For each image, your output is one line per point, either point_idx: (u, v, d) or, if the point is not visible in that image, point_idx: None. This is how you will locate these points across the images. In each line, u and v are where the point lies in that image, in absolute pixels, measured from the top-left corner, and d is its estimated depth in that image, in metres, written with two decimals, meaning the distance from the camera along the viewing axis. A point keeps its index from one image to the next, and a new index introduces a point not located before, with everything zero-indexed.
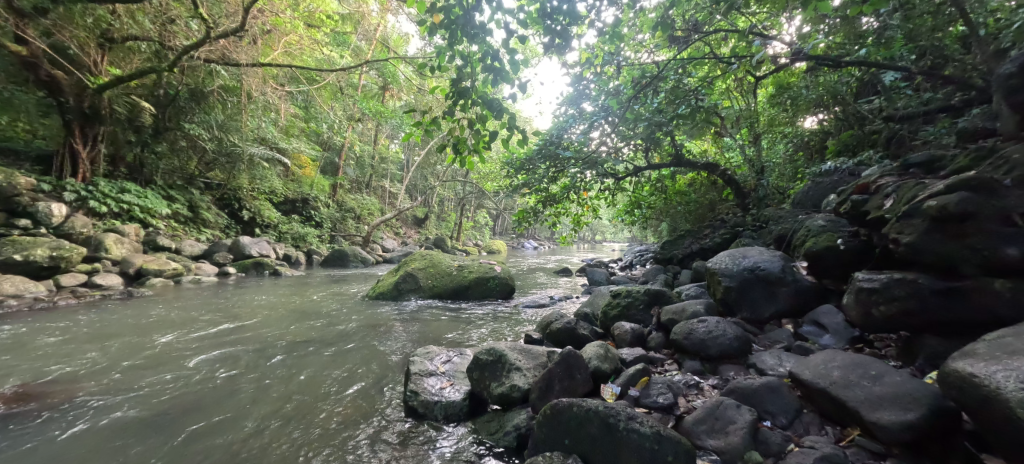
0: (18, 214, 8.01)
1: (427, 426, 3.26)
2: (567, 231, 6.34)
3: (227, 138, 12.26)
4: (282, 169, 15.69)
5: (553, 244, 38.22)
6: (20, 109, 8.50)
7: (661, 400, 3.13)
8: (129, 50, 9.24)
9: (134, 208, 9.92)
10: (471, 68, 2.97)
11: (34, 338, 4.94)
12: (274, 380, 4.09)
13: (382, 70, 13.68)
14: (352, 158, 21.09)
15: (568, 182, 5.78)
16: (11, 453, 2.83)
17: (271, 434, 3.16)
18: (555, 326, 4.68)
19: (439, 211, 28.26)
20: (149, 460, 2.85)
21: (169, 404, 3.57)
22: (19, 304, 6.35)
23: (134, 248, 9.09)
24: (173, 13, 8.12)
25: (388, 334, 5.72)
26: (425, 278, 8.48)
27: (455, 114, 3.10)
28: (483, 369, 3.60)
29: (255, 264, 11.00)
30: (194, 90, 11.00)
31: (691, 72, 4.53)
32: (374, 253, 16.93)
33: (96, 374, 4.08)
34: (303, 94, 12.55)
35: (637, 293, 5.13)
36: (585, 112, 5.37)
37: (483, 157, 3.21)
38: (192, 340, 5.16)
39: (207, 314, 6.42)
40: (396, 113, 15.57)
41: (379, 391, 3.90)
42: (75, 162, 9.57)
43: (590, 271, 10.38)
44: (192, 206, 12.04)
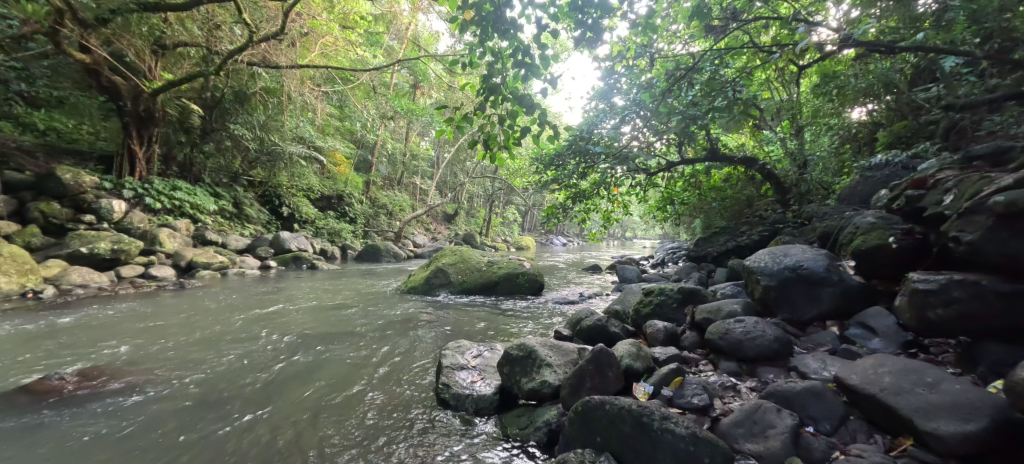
0: (83, 210, 8.67)
1: (458, 418, 3.31)
2: (597, 227, 6.25)
3: (269, 137, 12.78)
4: (319, 167, 16.25)
5: (582, 240, 37.89)
6: (84, 113, 9.81)
7: (696, 401, 3.06)
8: (180, 56, 9.79)
9: (185, 204, 10.53)
10: (501, 64, 2.98)
11: (99, 325, 5.35)
12: (313, 369, 4.26)
13: (413, 68, 13.90)
14: (384, 155, 21.58)
15: (598, 177, 5.68)
16: (79, 427, 3.08)
17: (309, 421, 3.27)
18: (586, 322, 4.63)
19: (468, 207, 28.53)
20: (199, 439, 3.02)
21: (217, 389, 3.76)
22: (85, 293, 6.87)
23: (185, 242, 9.69)
24: (218, 19, 8.80)
25: (420, 327, 5.84)
26: (455, 273, 8.60)
27: (486, 110, 3.10)
28: (514, 365, 3.61)
29: (294, 258, 11.44)
30: (238, 93, 11.52)
31: (729, 62, 4.38)
32: (406, 248, 17.33)
33: (153, 359, 4.37)
34: (339, 94, 12.93)
35: (670, 292, 5.01)
36: (616, 106, 5.31)
37: (512, 154, 3.20)
38: (238, 330, 5.43)
39: (250, 305, 6.74)
40: (427, 111, 15.79)
41: (412, 383, 3.98)
42: (133, 162, 10.16)
43: (620, 268, 10.24)
44: (236, 202, 12.66)
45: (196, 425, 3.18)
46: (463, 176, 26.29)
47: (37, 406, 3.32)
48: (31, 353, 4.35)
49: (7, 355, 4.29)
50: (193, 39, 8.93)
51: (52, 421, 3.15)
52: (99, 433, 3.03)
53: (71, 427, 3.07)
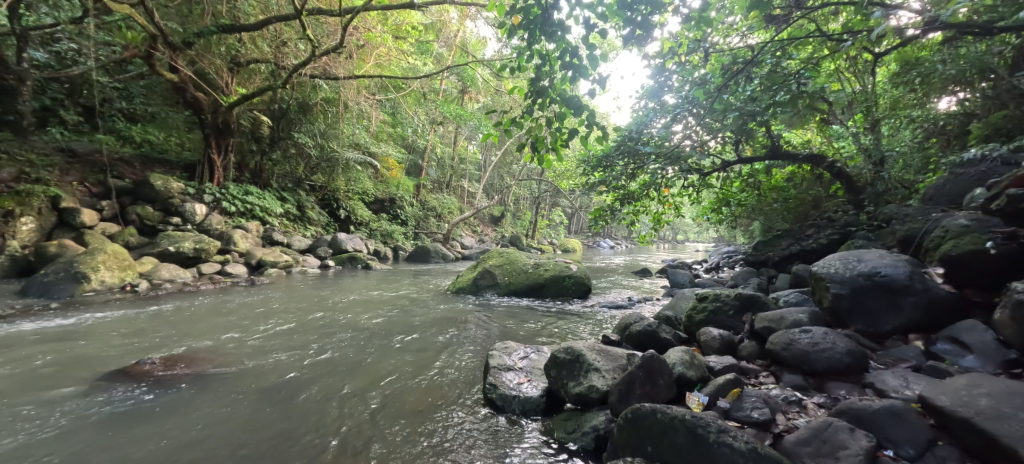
0: (171, 212, 9.61)
1: (505, 419, 3.31)
2: (647, 230, 6.04)
3: (329, 144, 13.50)
4: (373, 171, 16.98)
5: (631, 243, 36.95)
6: (173, 125, 11.11)
7: (756, 415, 2.86)
8: (251, 72, 10.64)
9: (255, 208, 11.37)
10: (549, 67, 2.95)
11: (183, 316, 5.89)
12: (367, 364, 4.43)
13: (461, 74, 14.22)
14: (434, 159, 22.20)
15: (648, 178, 5.48)
16: (165, 407, 3.40)
17: (362, 413, 3.40)
18: (635, 328, 4.48)
19: (515, 210, 28.71)
20: (265, 423, 3.23)
21: (281, 378, 4.02)
22: (172, 287, 7.58)
23: (255, 242, 10.47)
24: (286, 36, 9.39)
25: (468, 327, 5.92)
26: (502, 275, 8.64)
27: (534, 113, 3.09)
28: (561, 368, 3.56)
29: (350, 258, 12.01)
30: (302, 104, 12.32)
31: (792, 54, 4.10)
32: (455, 250, 17.71)
33: (227, 349, 4.74)
34: (391, 102, 13.48)
35: (727, 297, 4.75)
36: (667, 105, 5.14)
37: (560, 156, 3.14)
38: (300, 325, 5.77)
39: (311, 302, 7.14)
40: (475, 115, 16.07)
41: (462, 382, 4.03)
42: (213, 169, 11.09)
43: (672, 272, 9.87)
44: (300, 206, 13.50)
45: (263, 410, 3.40)
46: (510, 179, 26.49)
47: (132, 387, 3.69)
48: (128, 341, 4.84)
49: (108, 340, 4.82)
50: (263, 56, 9.66)
51: (145, 401, 3.47)
52: (183, 414, 3.30)
53: (158, 407, 3.40)
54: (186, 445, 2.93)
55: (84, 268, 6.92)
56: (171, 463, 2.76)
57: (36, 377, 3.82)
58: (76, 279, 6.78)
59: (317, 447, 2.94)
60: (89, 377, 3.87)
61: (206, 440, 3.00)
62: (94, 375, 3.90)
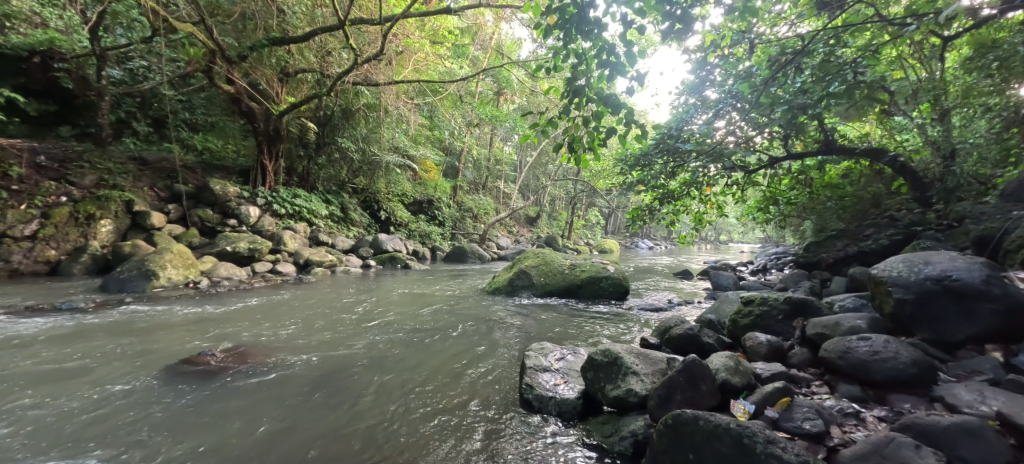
0: (228, 215, 10.24)
1: (542, 420, 3.28)
2: (688, 230, 5.83)
3: (370, 148, 13.94)
4: (411, 174, 17.37)
5: (670, 244, 35.96)
6: (229, 133, 11.84)
7: (808, 427, 2.69)
8: (299, 81, 11.15)
9: (303, 210, 11.92)
10: (585, 66, 2.90)
11: (237, 312, 6.24)
12: (406, 361, 4.52)
13: (497, 76, 14.30)
14: (470, 161, 22.44)
15: (689, 177, 5.28)
16: (219, 395, 3.61)
17: (401, 409, 3.46)
18: (674, 331, 4.33)
19: (551, 210, 28.58)
20: (309, 413, 3.36)
21: (324, 372, 4.17)
22: (229, 284, 8.07)
23: (303, 243, 10.97)
24: (330, 47, 9.75)
25: (505, 328, 5.94)
26: (538, 276, 8.58)
27: (570, 112, 3.04)
28: (598, 370, 3.49)
29: (390, 258, 12.34)
30: (345, 110, 12.79)
31: (847, 41, 3.83)
32: (491, 250, 17.83)
33: (277, 343, 4.97)
34: (429, 106, 13.76)
35: (775, 301, 4.50)
36: (708, 100, 4.94)
37: (597, 156, 3.07)
38: (343, 322, 5.98)
39: (353, 301, 7.38)
40: (510, 116, 16.09)
41: (499, 382, 4.03)
42: (265, 174, 11.73)
43: (716, 274, 9.48)
44: (343, 208, 14.03)
45: (309, 402, 3.54)
46: (546, 179, 26.39)
47: (193, 376, 3.94)
48: (189, 333, 5.18)
49: (172, 333, 5.17)
50: (309, 66, 10.08)
51: (202, 390, 3.68)
52: (234, 403, 3.47)
53: (212, 394, 3.60)
54: (238, 432, 3.07)
55: (153, 265, 7.46)
56: (224, 446, 2.92)
57: (111, 364, 4.15)
58: (146, 276, 7.30)
59: (357, 441, 3.01)
60: (154, 366, 4.16)
61: (256, 426, 3.15)
62: (159, 365, 4.19)
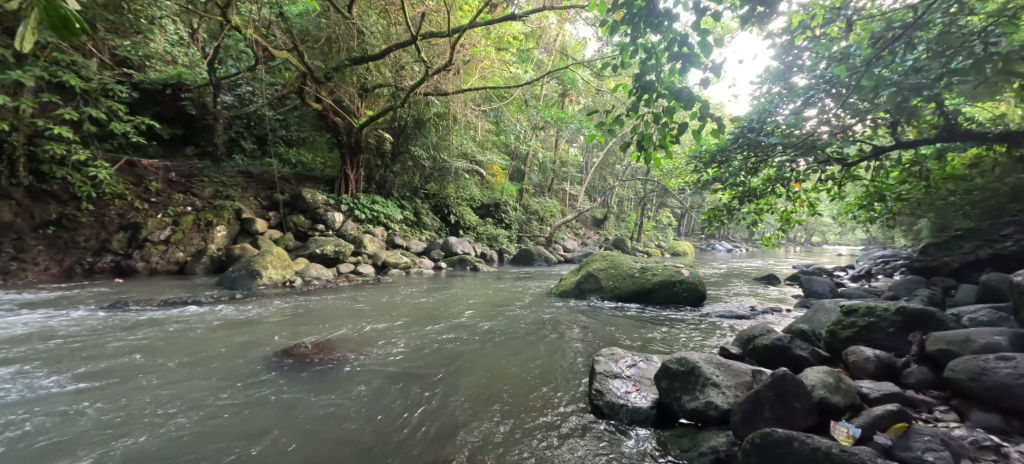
0: (317, 220, 11.19)
1: (612, 428, 3.14)
2: (773, 231, 5.33)
3: (440, 155, 14.49)
4: (479, 178, 17.84)
5: (751, 246, 33.39)
6: (316, 146, 12.94)
7: (930, 459, 2.31)
8: (376, 96, 11.87)
9: (380, 215, 12.68)
10: (655, 60, 2.74)
11: (324, 309, 6.76)
12: (476, 361, 4.60)
13: (562, 77, 14.19)
14: (536, 164, 22.51)
15: (774, 172, 4.80)
16: (308, 383, 3.91)
17: (470, 408, 3.49)
18: (759, 340, 3.96)
19: (618, 212, 27.80)
20: (385, 406, 3.52)
21: (399, 367, 4.37)
22: (318, 283, 8.79)
23: (381, 246, 11.68)
24: (403, 61, 10.26)
25: (575, 331, 5.83)
26: (607, 279, 8.34)
27: (640, 109, 2.90)
28: (673, 380, 3.26)
29: (460, 260, 12.72)
30: (417, 120, 13.41)
31: (975, 8, 3.26)
32: (557, 253, 17.69)
33: (358, 338, 5.30)
34: (495, 111, 13.99)
35: (884, 312, 3.95)
36: (797, 88, 4.48)
37: (669, 153, 2.90)
38: (417, 321, 6.24)
39: (426, 301, 7.69)
40: (576, 117, 15.87)
41: (568, 386, 3.94)
42: (347, 182, 12.66)
43: (808, 279, 8.57)
44: (416, 212, 14.71)
45: (385, 395, 3.71)
46: (613, 180, 25.76)
47: (286, 365, 4.32)
48: (286, 327, 5.69)
49: (270, 326, 5.71)
50: (385, 80, 10.70)
51: (294, 379, 4.00)
52: (319, 394, 3.71)
53: (300, 383, 3.90)
54: (324, 417, 3.29)
55: (258, 265, 8.32)
56: (310, 429, 3.14)
57: (219, 352, 4.66)
58: (251, 274, 8.13)
59: (429, 436, 3.07)
60: (255, 355, 4.62)
61: (339, 414, 3.35)
62: (259, 354, 4.64)
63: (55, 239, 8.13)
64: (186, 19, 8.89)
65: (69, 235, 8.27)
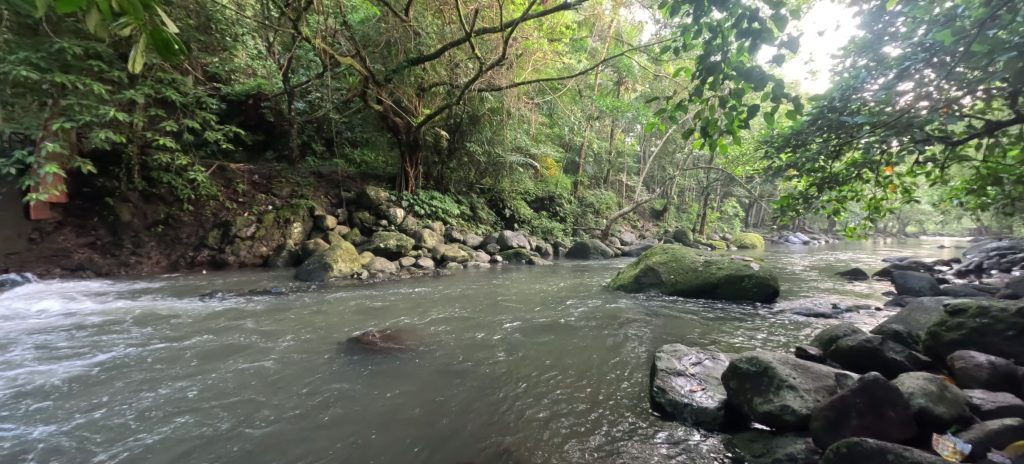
0: (380, 216, 11.75)
1: (676, 428, 3.01)
2: (859, 221, 4.82)
3: (495, 150, 14.63)
4: (534, 172, 17.83)
5: (831, 238, 30.54)
6: (378, 146, 13.57)
7: None
8: (433, 95, 12.19)
9: (438, 210, 13.07)
10: (721, 39, 2.54)
11: (388, 300, 7.10)
12: (534, 354, 4.61)
13: (617, 65, 13.71)
14: (591, 156, 22.06)
15: (860, 156, 4.32)
16: (376, 369, 4.14)
17: (527, 400, 3.51)
18: (842, 342, 3.62)
19: (679, 203, 26.59)
20: (446, 394, 3.63)
21: (459, 357, 4.49)
22: (382, 276, 9.25)
23: (439, 240, 12.05)
24: (458, 59, 10.43)
25: (634, 326, 5.67)
26: (667, 273, 8.01)
27: (704, 94, 2.72)
28: (744, 380, 3.05)
29: (515, 254, 12.82)
30: (473, 116, 13.61)
31: None
32: (614, 246, 17.27)
33: (420, 328, 5.51)
34: (548, 103, 13.87)
35: (1002, 314, 3.44)
36: (890, 59, 4.00)
37: (738, 138, 2.66)
38: (475, 313, 6.37)
39: (482, 293, 7.81)
40: (633, 105, 15.29)
41: (629, 383, 3.84)
42: (407, 179, 13.17)
43: (903, 274, 7.68)
44: (472, 207, 14.99)
45: (446, 383, 3.83)
46: (673, 169, 24.65)
47: (357, 350, 4.60)
48: (355, 317, 6.05)
49: (340, 315, 6.09)
50: (441, 79, 10.94)
51: (362, 363, 4.25)
52: (386, 377, 3.93)
53: (367, 368, 4.14)
54: (389, 401, 3.47)
55: (329, 258, 8.90)
56: (379, 410, 3.32)
57: (296, 337, 5.04)
58: (323, 267, 8.71)
59: (489, 424, 3.14)
60: (328, 341, 4.96)
61: (404, 399, 3.51)
62: (332, 340, 4.98)
63: (163, 236, 9.21)
64: (264, 34, 9.67)
65: (174, 233, 9.31)
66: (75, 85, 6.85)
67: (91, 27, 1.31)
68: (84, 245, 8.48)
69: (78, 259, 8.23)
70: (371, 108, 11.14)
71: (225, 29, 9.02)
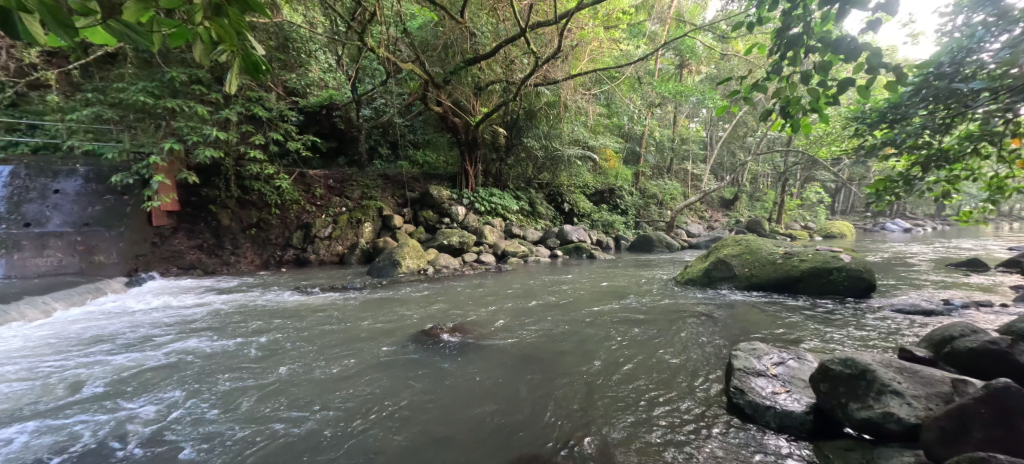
0: (443, 214, 12.15)
1: (759, 433, 2.80)
2: (977, 204, 4.16)
3: (552, 143, 14.49)
4: (592, 164, 17.49)
5: (939, 224, 26.83)
6: (439, 146, 14.01)
7: None
8: (490, 93, 12.33)
9: (498, 207, 13.26)
10: (802, 8, 2.28)
11: (453, 295, 7.32)
12: (600, 349, 4.53)
13: (679, 46, 12.97)
14: (652, 144, 21.14)
15: (977, 128, 3.71)
16: (444, 361, 4.30)
17: (593, 397, 3.46)
18: (959, 344, 3.18)
19: (751, 191, 24.80)
20: (512, 388, 3.68)
21: (524, 352, 4.52)
22: (447, 271, 9.55)
23: (500, 236, 12.23)
24: (513, 56, 10.45)
25: (706, 322, 5.37)
26: (741, 265, 7.47)
27: (783, 71, 2.46)
28: (838, 383, 2.76)
29: (576, 248, 12.67)
30: (529, 112, 13.58)
31: None
32: (680, 238, 16.45)
33: (484, 322, 5.62)
34: (605, 93, 13.50)
35: None
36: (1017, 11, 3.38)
37: (825, 117, 2.37)
38: (537, 308, 6.38)
39: (543, 288, 7.79)
40: (697, 89, 14.42)
41: (702, 383, 3.64)
42: (467, 177, 13.49)
43: None
44: (531, 202, 15.01)
45: (512, 377, 3.88)
46: (745, 154, 22.95)
47: (426, 343, 4.80)
48: (423, 310, 6.30)
49: (408, 310, 6.38)
50: (496, 76, 11.04)
51: (432, 355, 4.43)
52: (454, 369, 4.07)
53: (436, 360, 4.31)
54: (458, 393, 3.59)
55: (398, 255, 9.36)
56: (448, 401, 3.46)
57: (369, 330, 5.34)
58: (392, 263, 9.17)
59: (557, 419, 3.14)
60: (399, 333, 5.22)
61: (472, 392, 3.61)
62: (402, 333, 5.24)
63: (255, 237, 10.20)
64: (333, 48, 10.33)
65: (265, 234, 10.28)
66: (182, 107, 7.82)
67: (196, 56, 1.48)
68: (193, 247, 9.63)
69: (190, 259, 9.41)
70: (431, 110, 11.51)
71: (300, 47, 9.76)
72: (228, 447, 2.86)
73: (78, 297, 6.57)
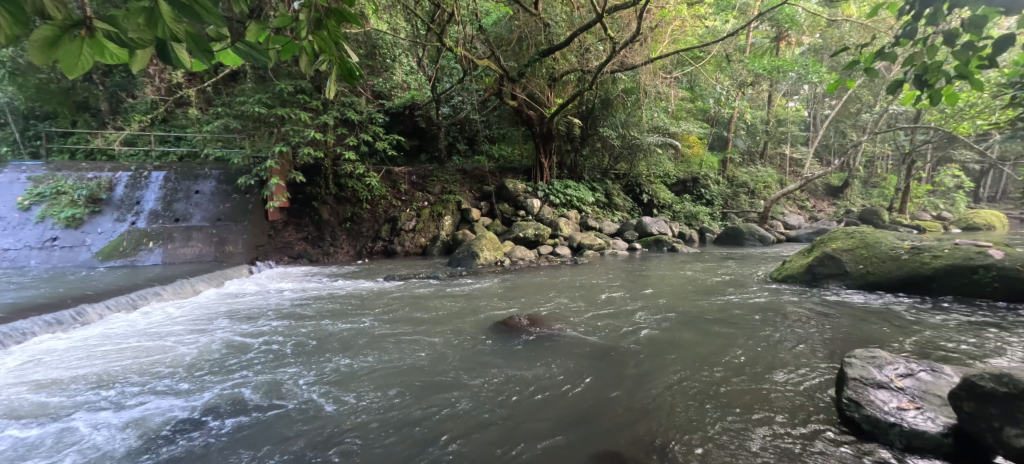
0: (519, 207, 12.31)
1: (881, 453, 2.47)
2: None
3: (630, 132, 13.84)
4: (674, 152, 16.55)
5: None
6: (515, 140, 14.16)
7: None
8: (565, 83, 12.13)
9: (573, 199, 13.11)
10: None
11: (530, 287, 7.40)
12: (683, 348, 4.29)
13: (776, 15, 11.62)
14: (742, 128, 19.43)
15: None
16: (523, 351, 4.36)
17: (681, 397, 3.29)
18: None
19: (865, 176, 21.76)
20: (594, 383, 3.62)
21: (603, 346, 4.44)
22: (523, 263, 9.67)
23: (575, 228, 12.09)
24: (587, 43, 10.12)
25: (809, 325, 4.84)
26: (852, 262, 6.60)
27: (917, 33, 2.07)
28: (987, 403, 2.33)
29: (655, 241, 12.12)
30: (605, 100, 13.13)
31: None
32: (776, 230, 14.98)
33: (561, 315, 5.61)
34: (688, 74, 12.60)
35: None
36: None
37: (978, 82, 1.96)
38: (615, 302, 6.21)
39: (622, 282, 7.56)
40: (798, 63, 12.86)
41: (806, 391, 3.29)
42: (542, 170, 13.50)
43: None
44: (607, 193, 14.61)
45: (591, 372, 3.83)
46: (857, 134, 20.12)
47: (504, 333, 4.91)
48: (500, 301, 6.44)
49: (486, 300, 6.57)
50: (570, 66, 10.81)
51: (510, 346, 4.53)
52: (532, 360, 4.12)
53: (515, 350, 4.39)
54: (538, 383, 3.62)
55: (476, 247, 9.66)
56: (529, 390, 3.51)
57: (451, 318, 5.59)
58: (471, 255, 9.50)
59: (642, 417, 3.03)
60: (479, 323, 5.40)
61: (551, 383, 3.62)
62: (482, 323, 5.41)
63: (350, 230, 11.14)
64: (414, 50, 10.84)
65: (358, 228, 11.19)
66: (288, 114, 8.74)
67: (302, 68, 1.63)
68: (300, 239, 10.78)
69: (298, 249, 10.51)
70: (506, 104, 11.63)
71: (385, 52, 10.38)
72: (334, 416, 3.19)
73: (214, 282, 7.70)
